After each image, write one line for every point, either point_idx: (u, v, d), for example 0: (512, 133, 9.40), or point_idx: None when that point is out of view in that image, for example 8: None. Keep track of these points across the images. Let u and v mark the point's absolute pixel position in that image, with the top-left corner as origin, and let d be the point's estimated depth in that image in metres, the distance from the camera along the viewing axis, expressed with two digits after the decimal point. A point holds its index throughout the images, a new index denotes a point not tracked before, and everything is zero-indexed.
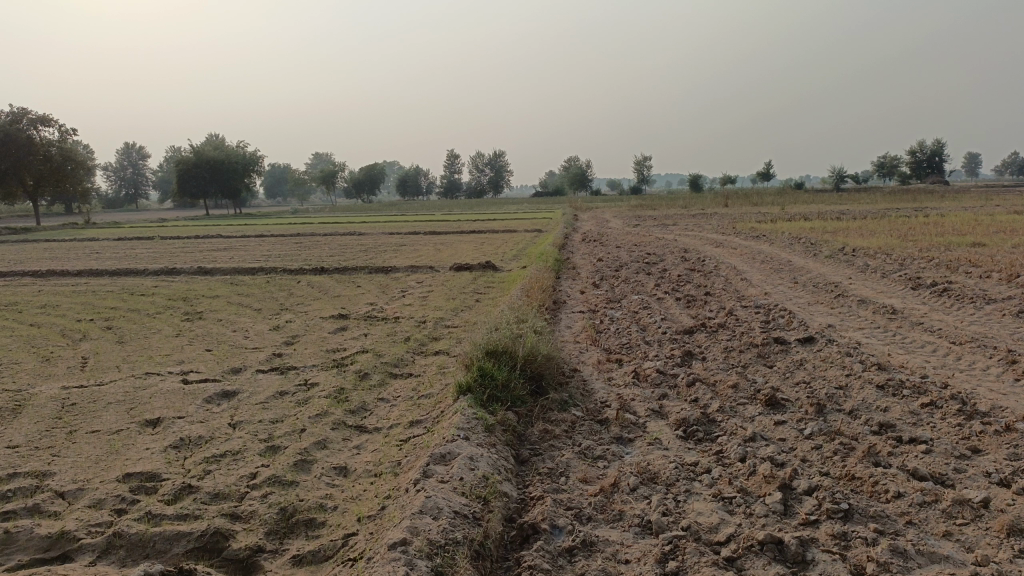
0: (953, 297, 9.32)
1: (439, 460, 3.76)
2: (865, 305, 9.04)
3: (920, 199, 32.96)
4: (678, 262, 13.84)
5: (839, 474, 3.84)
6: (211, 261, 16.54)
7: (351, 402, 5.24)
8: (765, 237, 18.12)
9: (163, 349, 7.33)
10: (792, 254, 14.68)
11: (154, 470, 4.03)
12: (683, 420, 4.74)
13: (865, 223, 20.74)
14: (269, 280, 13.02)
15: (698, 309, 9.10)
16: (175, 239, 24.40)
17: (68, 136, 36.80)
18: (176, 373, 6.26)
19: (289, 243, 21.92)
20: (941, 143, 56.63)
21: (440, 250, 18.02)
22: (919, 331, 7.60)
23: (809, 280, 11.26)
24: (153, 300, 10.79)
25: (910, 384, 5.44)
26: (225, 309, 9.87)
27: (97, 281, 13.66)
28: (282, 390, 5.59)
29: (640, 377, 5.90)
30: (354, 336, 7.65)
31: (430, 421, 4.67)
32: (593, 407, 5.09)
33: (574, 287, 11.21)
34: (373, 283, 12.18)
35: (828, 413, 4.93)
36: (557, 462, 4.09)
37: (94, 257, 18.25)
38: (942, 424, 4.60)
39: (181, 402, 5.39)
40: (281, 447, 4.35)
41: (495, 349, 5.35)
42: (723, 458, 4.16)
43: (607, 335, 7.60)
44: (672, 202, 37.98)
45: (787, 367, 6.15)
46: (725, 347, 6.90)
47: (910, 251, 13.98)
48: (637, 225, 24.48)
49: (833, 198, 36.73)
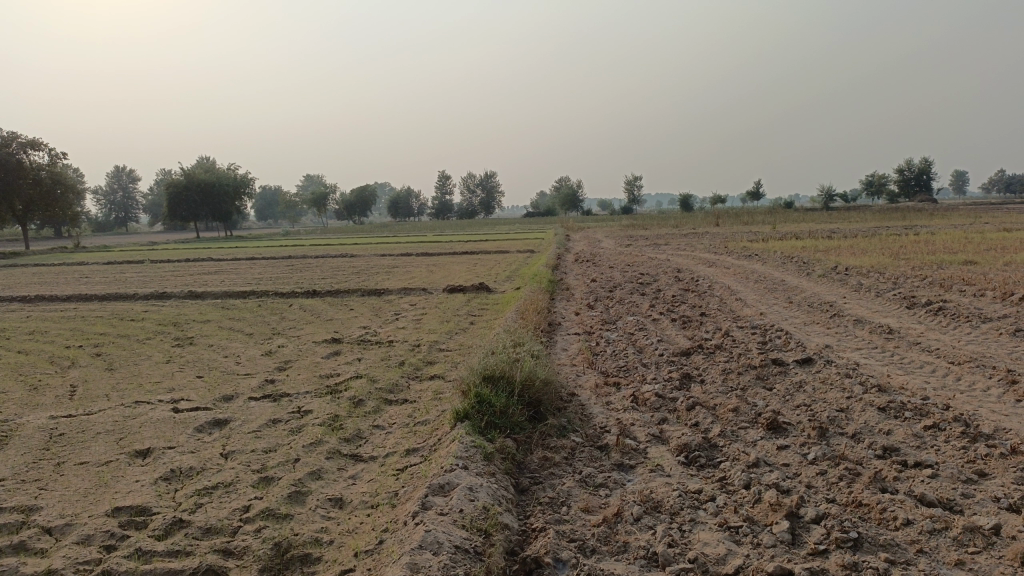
0: (948, 315, 9.30)
1: (438, 491, 3.66)
2: (861, 325, 9.01)
3: (909, 217, 33.15)
4: (672, 282, 13.81)
5: (846, 501, 3.77)
6: (202, 284, 16.41)
7: (346, 429, 5.15)
8: (757, 256, 18.14)
9: (153, 376, 7.21)
10: (785, 273, 14.68)
11: (144, 504, 3.92)
12: (685, 446, 4.67)
13: (857, 242, 20.79)
14: (261, 304, 12.92)
15: (694, 330, 9.04)
16: (165, 262, 24.27)
17: (58, 160, 36.73)
18: (167, 400, 6.15)
19: (280, 266, 21.83)
20: (929, 162, 57.09)
21: (433, 272, 17.95)
22: (916, 350, 7.56)
23: (804, 299, 11.24)
24: (144, 325, 10.67)
25: (912, 406, 5.38)
26: (216, 334, 9.76)
27: (87, 305, 13.52)
28: (275, 418, 5.49)
29: (638, 401, 5.82)
30: (348, 361, 7.55)
31: (426, 450, 4.58)
32: (593, 433, 5.01)
33: (568, 308, 11.15)
34: (366, 306, 12.09)
35: (831, 437, 4.87)
36: (558, 491, 4.01)
37: (84, 282, 18.10)
38: (947, 447, 4.54)
39: (172, 431, 5.28)
40: (275, 478, 4.25)
41: (492, 374, 5.27)
42: (727, 485, 4.08)
43: (604, 358, 7.52)
44: (663, 221, 38.09)
45: (787, 389, 6.09)
46: (723, 369, 6.84)
47: (903, 269, 14.00)
48: (629, 245, 24.49)
49: (823, 217, 36.92)
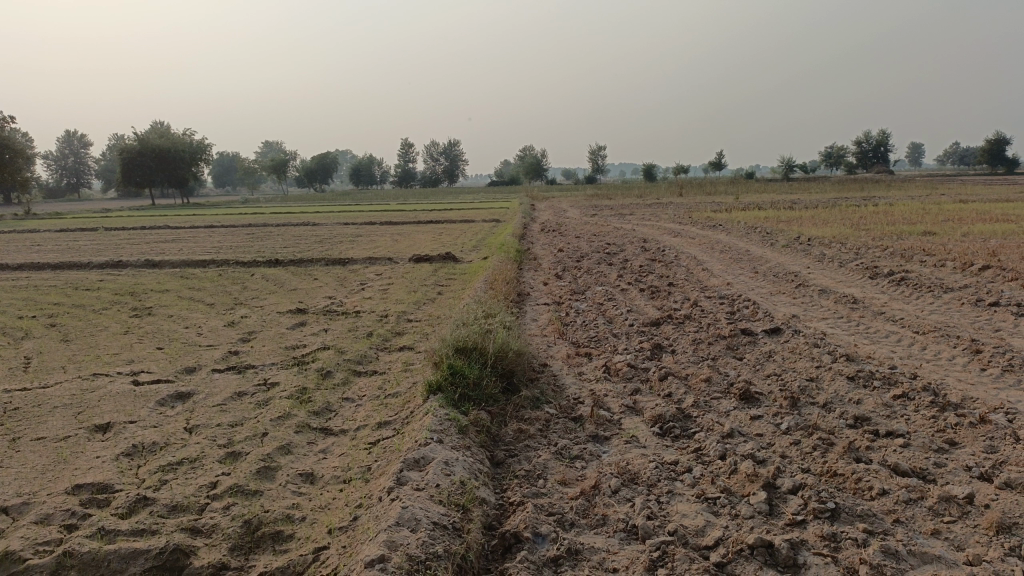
0: (911, 286, 9.41)
1: (413, 465, 3.58)
2: (826, 295, 9.10)
3: (867, 188, 33.60)
4: (638, 252, 13.81)
5: (821, 471, 3.78)
6: (159, 253, 15.99)
7: (315, 402, 5.03)
8: (722, 226, 18.25)
9: (111, 347, 6.98)
10: (749, 243, 14.78)
11: (106, 481, 3.77)
12: (659, 416, 4.64)
13: (818, 212, 21.06)
14: (223, 273, 12.63)
15: (662, 300, 9.03)
16: (121, 230, 23.62)
17: (5, 123, 35.42)
18: (127, 373, 5.95)
19: (241, 234, 21.35)
20: (886, 134, 57.95)
21: (397, 241, 17.75)
22: (882, 320, 7.65)
23: (769, 269, 11.32)
24: (100, 295, 10.35)
25: (880, 375, 5.42)
26: (176, 304, 9.50)
27: (39, 274, 13.09)
28: (241, 391, 5.34)
29: (611, 372, 5.78)
30: (314, 332, 7.39)
31: (399, 423, 4.49)
32: (567, 404, 4.96)
33: (536, 278, 11.07)
34: (331, 276, 11.88)
35: (803, 406, 4.88)
36: (534, 463, 3.95)
37: (35, 250, 17.53)
38: (917, 417, 4.58)
39: (133, 405, 5.10)
40: (243, 453, 4.12)
41: (465, 346, 5.18)
42: (703, 456, 4.06)
43: (574, 328, 7.47)
44: (626, 191, 38.12)
45: (757, 359, 6.10)
46: (693, 339, 6.83)
47: (864, 240, 14.17)
48: (594, 214, 24.45)
49: (784, 187, 37.34)
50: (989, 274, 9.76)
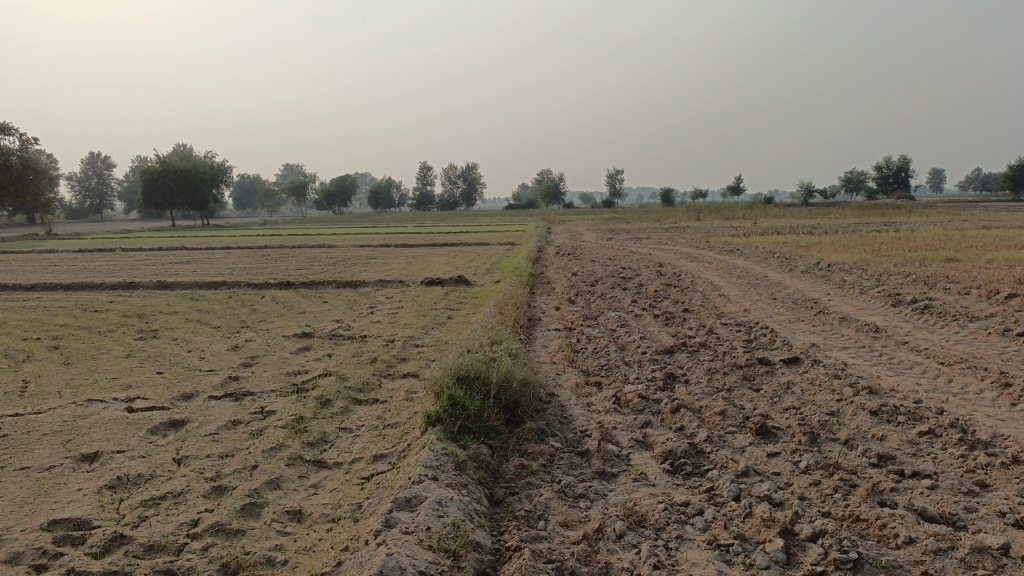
0: (935, 314, 9.11)
1: (404, 505, 3.37)
2: (847, 323, 8.81)
3: (887, 213, 33.21)
4: (654, 277, 13.57)
5: (842, 516, 3.52)
6: (171, 274, 15.95)
7: (311, 433, 4.83)
8: (739, 251, 17.98)
9: (111, 372, 6.83)
10: (767, 269, 14.50)
11: (84, 517, 3.58)
12: (670, 452, 4.40)
13: (838, 237, 20.74)
14: (233, 295, 12.51)
15: (677, 327, 8.79)
16: (137, 251, 23.68)
17: (29, 144, 35.83)
18: (122, 399, 5.79)
19: (255, 256, 21.30)
20: (907, 159, 57.48)
21: (411, 264, 17.62)
22: (905, 350, 7.35)
23: (788, 296, 11.06)
24: (108, 317, 10.24)
25: (905, 410, 5.15)
26: (183, 327, 9.38)
27: (51, 295, 13.04)
28: (236, 420, 5.15)
29: (621, 403, 5.54)
30: (318, 357, 7.21)
31: (395, 456, 4.28)
32: (573, 437, 4.73)
33: (548, 303, 10.87)
34: (340, 299, 11.74)
35: (823, 443, 4.62)
36: (535, 503, 3.73)
37: (50, 270, 17.53)
38: (944, 455, 4.31)
39: (124, 433, 4.93)
40: (229, 487, 3.93)
41: (467, 375, 4.97)
42: (715, 497, 3.81)
43: (585, 356, 7.23)
44: (643, 215, 37.78)
45: (774, 391, 5.84)
46: (708, 368, 6.58)
47: (885, 266, 13.85)
48: (611, 238, 24.26)
49: (803, 212, 36.94)
50: (1016, 303, 9.43)
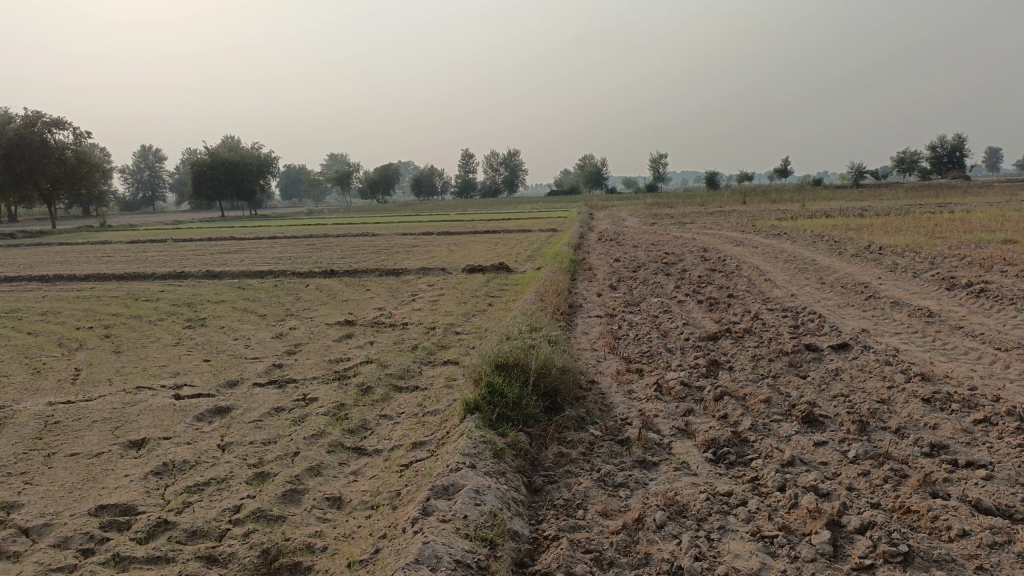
0: (991, 298, 8.80)
1: (441, 493, 3.36)
2: (898, 308, 8.56)
3: (942, 194, 32.17)
4: (698, 262, 13.37)
5: (892, 507, 3.41)
6: (219, 264, 16.22)
7: (351, 420, 4.86)
8: (786, 235, 17.60)
9: (159, 360, 6.96)
10: (815, 253, 14.17)
11: (130, 502, 3.64)
12: (713, 440, 4.31)
13: (891, 219, 20.19)
14: (278, 284, 12.68)
15: (721, 313, 8.64)
16: (186, 241, 24.18)
17: (83, 139, 36.76)
18: (169, 387, 5.90)
19: (301, 245, 21.55)
20: (963, 138, 55.63)
21: (453, 251, 17.63)
22: (960, 335, 7.11)
23: (837, 280, 10.78)
24: (157, 306, 10.45)
25: (959, 398, 4.97)
26: (229, 315, 9.53)
27: (104, 285, 13.38)
28: (279, 407, 5.21)
29: (662, 390, 5.46)
30: (359, 344, 7.25)
31: (434, 443, 4.28)
32: (613, 425, 4.67)
33: (590, 289, 10.77)
34: (383, 286, 11.81)
35: (872, 432, 4.49)
36: (574, 491, 3.68)
37: (104, 261, 17.98)
38: (1001, 445, 4.14)
39: (170, 420, 5.02)
40: (271, 474, 3.97)
41: (506, 362, 4.93)
42: (760, 487, 3.72)
43: (626, 342, 7.15)
44: (688, 200, 37.24)
45: (822, 378, 5.69)
46: (753, 355, 6.45)
47: (939, 248, 13.42)
48: (654, 223, 24.00)
49: (853, 194, 35.99)
50: None
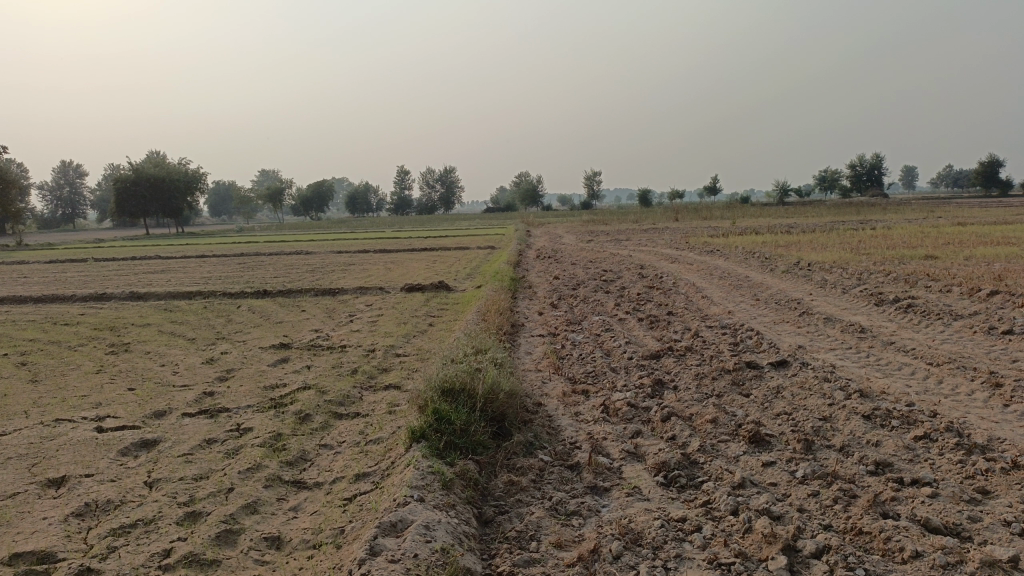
0: (918, 313, 9.07)
1: (390, 530, 3.20)
2: (832, 323, 8.75)
3: (863, 211, 33.52)
4: (636, 279, 13.48)
5: (845, 528, 3.40)
6: (144, 284, 15.61)
7: (290, 451, 4.64)
8: (718, 251, 17.95)
9: (80, 389, 6.57)
10: (748, 269, 14.47)
11: (48, 549, 3.36)
12: (663, 463, 4.26)
13: (817, 236, 20.86)
14: (207, 305, 12.23)
15: (661, 330, 8.68)
16: (109, 261, 23.22)
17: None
18: (92, 418, 5.55)
19: (232, 264, 20.94)
20: (880, 157, 58.09)
21: (390, 270, 17.39)
22: (892, 351, 7.29)
23: (771, 296, 10.99)
24: (78, 331, 9.92)
25: (898, 414, 5.04)
26: (156, 340, 9.11)
27: (19, 308, 12.68)
28: (210, 438, 4.94)
29: (610, 411, 5.40)
30: (296, 369, 7.00)
31: (379, 475, 4.11)
32: (563, 449, 4.58)
33: (531, 307, 10.73)
34: (319, 307, 11.52)
35: (818, 450, 4.51)
36: (526, 522, 3.57)
37: (18, 283, 17.06)
38: (942, 461, 4.21)
39: (92, 455, 4.70)
40: (204, 513, 3.74)
41: (452, 387, 4.80)
42: (713, 512, 3.67)
43: (570, 362, 7.08)
44: (622, 217, 37.77)
45: (765, 396, 5.73)
46: (696, 373, 6.46)
47: (865, 264, 13.86)
48: (590, 241, 24.16)
49: (779, 211, 37.03)
50: (998, 300, 9.42)
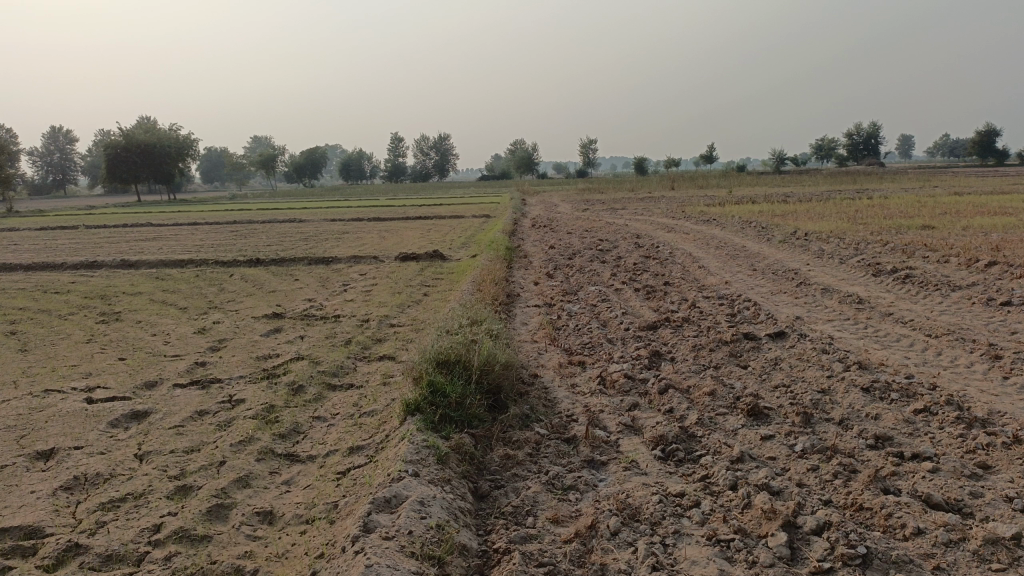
0: (916, 284, 9.01)
1: (384, 506, 3.15)
2: (830, 294, 8.69)
3: (859, 180, 33.36)
4: (632, 249, 13.39)
5: (845, 504, 3.36)
6: (136, 252, 15.45)
7: (283, 424, 4.57)
8: (715, 221, 17.84)
9: (70, 359, 6.48)
10: (745, 239, 14.37)
11: (36, 523, 3.30)
12: (661, 437, 4.20)
13: (814, 205, 20.74)
14: (200, 274, 12.12)
15: (658, 301, 8.61)
16: (101, 228, 23.02)
17: None
18: (81, 389, 5.47)
19: (224, 232, 20.72)
20: (877, 126, 57.77)
21: (385, 238, 17.24)
22: (891, 322, 7.23)
23: (768, 266, 10.92)
24: (68, 299, 9.81)
25: (898, 387, 4.99)
26: (147, 309, 9.00)
27: (10, 276, 12.54)
28: (202, 410, 4.88)
29: (606, 383, 5.34)
30: (289, 339, 6.92)
31: (373, 448, 4.05)
32: (559, 422, 4.52)
33: (526, 277, 10.65)
34: (313, 276, 11.41)
35: (817, 424, 4.46)
36: (522, 497, 3.52)
37: (9, 250, 16.89)
38: (942, 435, 4.16)
39: (82, 427, 4.63)
40: (195, 487, 3.68)
41: (447, 359, 4.72)
42: (711, 486, 3.63)
43: (566, 333, 7.01)
44: (618, 185, 37.55)
45: (763, 368, 5.67)
46: (694, 344, 6.40)
47: (862, 234, 13.77)
48: (586, 209, 23.99)
49: (775, 180, 36.82)
50: (996, 270, 9.36)
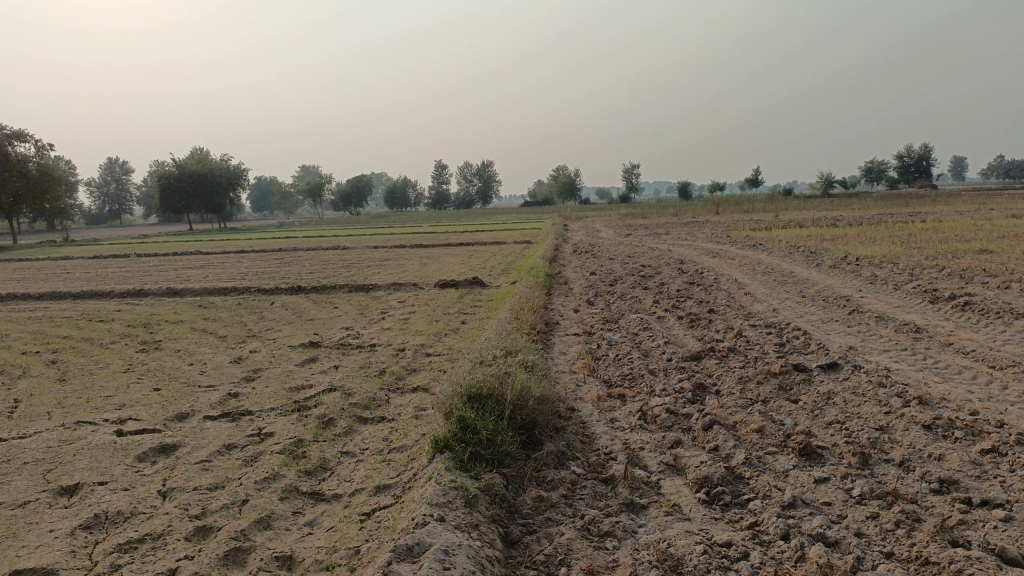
0: (978, 311, 8.55)
1: (406, 556, 2.96)
2: (884, 322, 8.30)
3: (911, 203, 32.43)
4: (676, 275, 13.09)
5: (909, 557, 3.07)
6: (182, 281, 15.63)
7: (310, 459, 4.43)
8: (762, 245, 17.41)
9: (106, 389, 6.44)
10: (793, 264, 13.95)
11: (49, 566, 3.18)
12: (705, 479, 3.94)
13: (865, 229, 20.16)
14: (242, 302, 12.17)
15: (702, 329, 8.33)
16: (150, 256, 23.42)
17: (46, 151, 35.79)
18: (112, 421, 5.41)
19: (268, 260, 20.94)
20: (929, 148, 56.43)
21: (426, 265, 17.20)
22: (951, 352, 6.84)
23: (818, 293, 10.54)
24: (111, 328, 9.88)
25: (962, 424, 4.65)
26: (187, 337, 9.01)
27: (58, 304, 12.75)
28: (230, 444, 4.76)
29: (647, 418, 5.09)
30: (323, 369, 6.82)
31: (400, 488, 3.87)
32: (596, 461, 4.29)
33: (567, 305, 10.43)
34: (352, 304, 11.36)
35: (876, 465, 4.15)
36: (555, 545, 3.30)
37: (61, 279, 17.24)
38: (1015, 479, 3.82)
39: (108, 461, 4.54)
40: (215, 527, 3.54)
41: (479, 393, 4.53)
42: (760, 535, 3.36)
43: (606, 364, 6.77)
44: (662, 210, 37.17)
45: (815, 403, 5.36)
46: (740, 375, 6.11)
47: (917, 259, 13.26)
48: (628, 234, 23.67)
49: (825, 205, 35.93)
50: None
